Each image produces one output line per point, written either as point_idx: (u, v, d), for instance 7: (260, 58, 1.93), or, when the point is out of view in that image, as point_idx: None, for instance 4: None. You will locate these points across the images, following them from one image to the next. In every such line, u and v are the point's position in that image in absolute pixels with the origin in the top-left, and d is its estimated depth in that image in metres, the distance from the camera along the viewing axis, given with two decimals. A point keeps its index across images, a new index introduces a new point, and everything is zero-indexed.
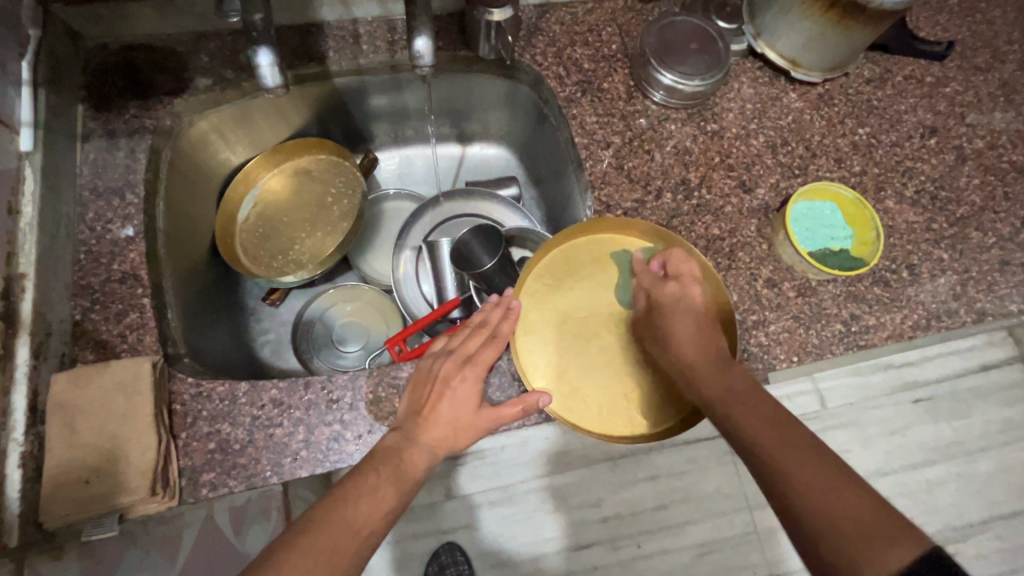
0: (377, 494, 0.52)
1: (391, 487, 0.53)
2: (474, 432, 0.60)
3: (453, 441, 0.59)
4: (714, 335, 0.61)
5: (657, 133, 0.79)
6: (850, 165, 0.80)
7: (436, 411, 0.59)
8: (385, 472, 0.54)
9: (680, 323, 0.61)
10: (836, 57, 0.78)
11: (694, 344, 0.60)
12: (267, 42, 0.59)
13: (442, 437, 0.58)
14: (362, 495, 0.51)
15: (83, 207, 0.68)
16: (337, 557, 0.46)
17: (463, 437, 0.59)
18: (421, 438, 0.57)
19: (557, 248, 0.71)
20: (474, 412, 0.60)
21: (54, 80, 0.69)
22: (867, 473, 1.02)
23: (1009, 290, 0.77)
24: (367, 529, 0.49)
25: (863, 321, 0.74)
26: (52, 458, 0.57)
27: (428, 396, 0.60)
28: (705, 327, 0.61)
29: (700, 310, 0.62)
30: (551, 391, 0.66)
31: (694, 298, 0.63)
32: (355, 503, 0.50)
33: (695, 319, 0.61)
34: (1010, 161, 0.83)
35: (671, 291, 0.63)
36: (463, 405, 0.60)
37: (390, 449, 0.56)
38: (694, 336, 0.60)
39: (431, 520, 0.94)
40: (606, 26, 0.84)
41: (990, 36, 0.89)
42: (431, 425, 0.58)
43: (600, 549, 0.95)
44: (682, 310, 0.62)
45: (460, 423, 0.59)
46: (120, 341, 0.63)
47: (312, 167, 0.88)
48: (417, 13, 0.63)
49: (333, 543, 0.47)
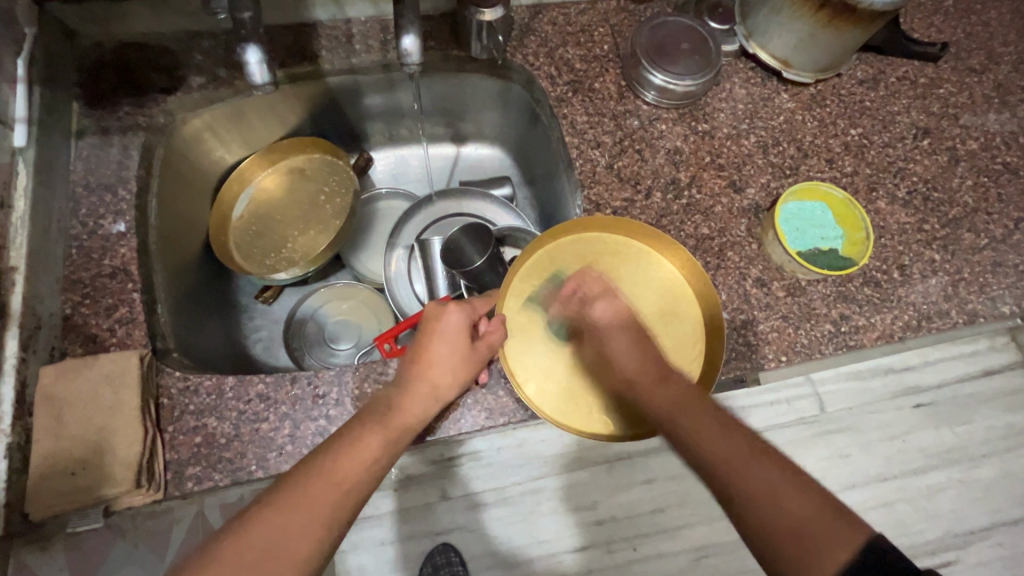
0: (360, 446, 0.52)
1: (375, 443, 0.54)
2: (471, 364, 0.62)
3: (451, 378, 0.61)
4: (650, 348, 0.63)
5: (648, 132, 0.79)
6: (841, 165, 0.80)
7: (431, 349, 0.61)
8: (373, 428, 0.55)
9: (615, 338, 0.64)
10: (827, 58, 0.78)
11: (632, 361, 0.62)
12: (255, 40, 0.60)
13: (442, 376, 0.60)
14: (344, 451, 0.51)
15: (76, 202, 0.69)
16: (318, 508, 0.47)
17: (461, 372, 0.61)
18: (417, 381, 0.59)
19: (542, 247, 0.71)
20: (469, 347, 0.62)
21: (49, 78, 0.70)
22: (864, 478, 1.02)
23: (1001, 291, 0.77)
24: (348, 483, 0.50)
25: (852, 322, 0.73)
26: (39, 449, 0.57)
27: (421, 341, 0.62)
28: (638, 340, 0.64)
29: (634, 322, 0.65)
30: (541, 391, 0.67)
31: (623, 312, 0.65)
32: (336, 457, 0.51)
33: (629, 331, 0.64)
34: (1003, 162, 0.83)
35: (600, 309, 0.65)
36: (458, 340, 0.62)
37: (385, 401, 0.58)
38: (630, 351, 0.63)
39: (425, 521, 0.93)
40: (599, 27, 0.84)
41: (985, 37, 0.89)
42: (429, 367, 0.60)
43: (595, 552, 0.95)
44: (614, 324, 0.64)
45: (456, 360, 0.61)
46: (110, 335, 0.64)
47: (305, 166, 0.88)
48: (405, 11, 0.63)
49: (315, 495, 0.48)
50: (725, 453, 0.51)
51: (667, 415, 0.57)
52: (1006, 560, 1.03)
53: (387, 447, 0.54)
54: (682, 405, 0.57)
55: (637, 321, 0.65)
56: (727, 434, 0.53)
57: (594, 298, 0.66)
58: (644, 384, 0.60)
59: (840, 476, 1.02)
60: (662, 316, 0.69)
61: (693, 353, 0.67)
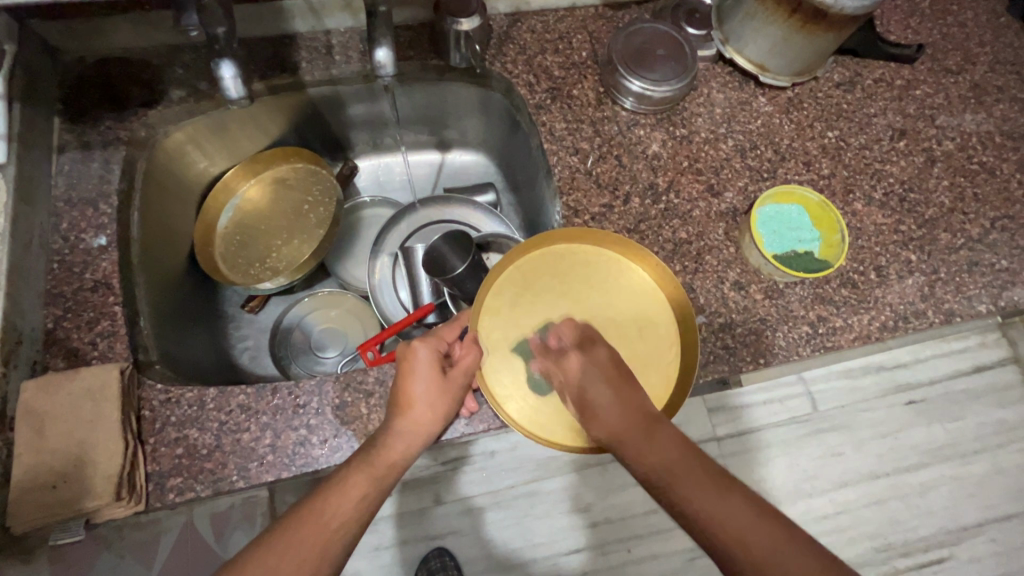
0: (346, 487, 0.53)
1: (362, 482, 0.54)
2: (449, 396, 0.61)
3: (432, 415, 0.60)
4: (629, 396, 0.57)
5: (627, 138, 0.80)
6: (819, 167, 0.81)
7: (408, 388, 0.60)
8: (357, 468, 0.55)
9: (592, 387, 0.58)
10: (802, 62, 0.79)
11: (613, 411, 0.56)
12: (231, 55, 0.64)
13: (422, 413, 0.59)
14: (330, 492, 0.52)
15: (57, 217, 0.69)
16: (304, 553, 0.48)
17: (442, 407, 0.61)
18: (398, 424, 0.59)
19: (511, 264, 0.70)
20: (444, 379, 0.61)
21: (30, 94, 0.71)
22: (855, 476, 1.06)
23: (978, 290, 0.77)
24: (337, 522, 0.50)
25: (829, 323, 0.74)
26: (19, 463, 0.58)
27: (398, 381, 0.61)
28: (619, 390, 0.57)
29: (615, 372, 0.59)
30: (522, 408, 0.65)
31: (602, 361, 0.60)
32: (324, 498, 0.52)
33: (606, 381, 0.58)
34: (980, 163, 0.84)
35: (576, 359, 0.60)
36: (431, 376, 0.61)
37: (371, 440, 0.58)
38: (611, 402, 0.57)
39: (419, 527, 1.00)
40: (577, 34, 0.85)
41: (961, 38, 0.90)
42: (408, 407, 0.59)
43: (588, 555, 1.00)
44: (592, 376, 0.58)
45: (434, 396, 0.60)
46: (91, 348, 0.64)
47: (289, 176, 0.89)
48: (377, 24, 0.65)
49: (301, 540, 0.49)
50: (746, 532, 0.46)
51: (663, 480, 0.51)
52: (999, 556, 1.06)
53: (374, 483, 0.54)
54: (672, 467, 0.51)
55: (618, 367, 0.60)
56: (743, 507, 0.48)
57: (569, 351, 0.62)
58: (631, 441, 0.54)
59: (833, 474, 1.06)
60: (638, 321, 0.68)
61: (670, 356, 0.67)
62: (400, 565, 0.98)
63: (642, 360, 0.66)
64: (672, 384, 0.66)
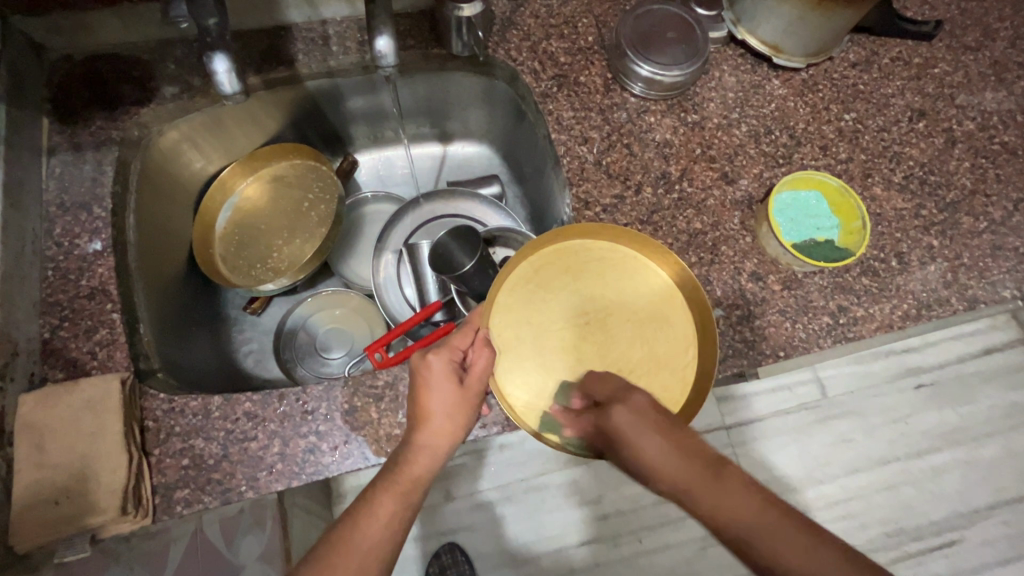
0: (374, 508, 0.52)
1: (388, 500, 0.52)
2: (467, 405, 0.59)
3: (452, 425, 0.58)
4: (680, 439, 0.49)
5: (636, 126, 0.77)
6: (836, 151, 0.78)
7: (424, 401, 0.58)
8: (382, 487, 0.53)
9: (634, 434, 0.49)
10: (818, 41, 0.76)
11: (645, 448, 0.48)
12: (223, 48, 0.63)
13: (440, 426, 0.57)
14: (359, 514, 0.51)
15: (50, 222, 0.67)
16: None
17: (459, 417, 0.58)
18: (420, 439, 0.57)
19: (524, 260, 0.67)
20: (460, 389, 0.59)
21: (16, 95, 0.68)
22: (869, 463, 1.05)
23: (1002, 275, 0.75)
24: (368, 542, 0.50)
25: (850, 313, 0.72)
26: (19, 479, 0.56)
27: (414, 395, 0.59)
28: (662, 434, 0.49)
29: (661, 417, 0.50)
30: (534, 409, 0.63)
31: (646, 409, 0.51)
32: (355, 522, 0.51)
33: (658, 431, 0.49)
34: (1001, 143, 0.81)
35: (619, 411, 0.51)
36: (447, 387, 0.58)
37: (392, 458, 0.57)
38: (647, 440, 0.49)
39: (432, 523, 0.99)
40: (582, 18, 0.82)
41: (980, 13, 0.87)
42: (425, 421, 0.57)
43: (602, 546, 0.99)
44: (635, 425, 0.49)
45: (451, 407, 0.58)
46: (90, 358, 0.62)
47: (287, 173, 0.86)
48: (377, 12, 0.63)
49: (337, 566, 0.48)
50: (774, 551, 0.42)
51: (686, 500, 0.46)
52: (1014, 538, 1.04)
53: (402, 502, 0.53)
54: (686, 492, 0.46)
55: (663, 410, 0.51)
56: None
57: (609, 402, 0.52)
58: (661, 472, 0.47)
59: (847, 461, 1.05)
60: (654, 318, 0.66)
61: (686, 357, 0.65)
62: (413, 561, 0.98)
63: (657, 360, 0.64)
64: (688, 387, 0.63)
